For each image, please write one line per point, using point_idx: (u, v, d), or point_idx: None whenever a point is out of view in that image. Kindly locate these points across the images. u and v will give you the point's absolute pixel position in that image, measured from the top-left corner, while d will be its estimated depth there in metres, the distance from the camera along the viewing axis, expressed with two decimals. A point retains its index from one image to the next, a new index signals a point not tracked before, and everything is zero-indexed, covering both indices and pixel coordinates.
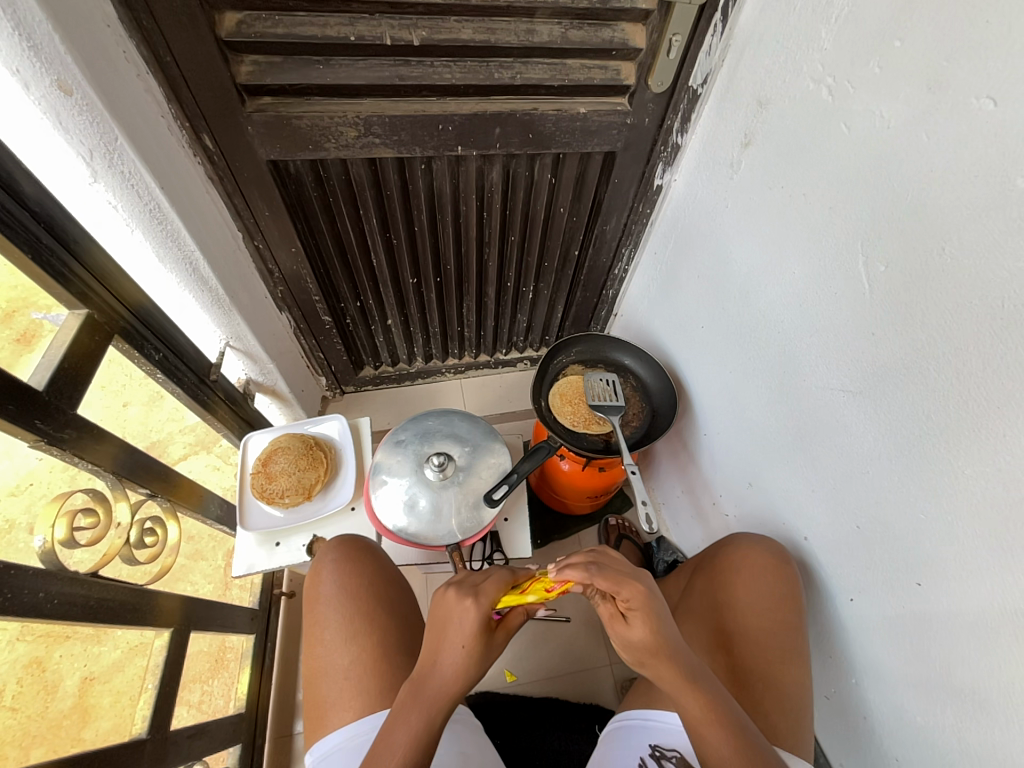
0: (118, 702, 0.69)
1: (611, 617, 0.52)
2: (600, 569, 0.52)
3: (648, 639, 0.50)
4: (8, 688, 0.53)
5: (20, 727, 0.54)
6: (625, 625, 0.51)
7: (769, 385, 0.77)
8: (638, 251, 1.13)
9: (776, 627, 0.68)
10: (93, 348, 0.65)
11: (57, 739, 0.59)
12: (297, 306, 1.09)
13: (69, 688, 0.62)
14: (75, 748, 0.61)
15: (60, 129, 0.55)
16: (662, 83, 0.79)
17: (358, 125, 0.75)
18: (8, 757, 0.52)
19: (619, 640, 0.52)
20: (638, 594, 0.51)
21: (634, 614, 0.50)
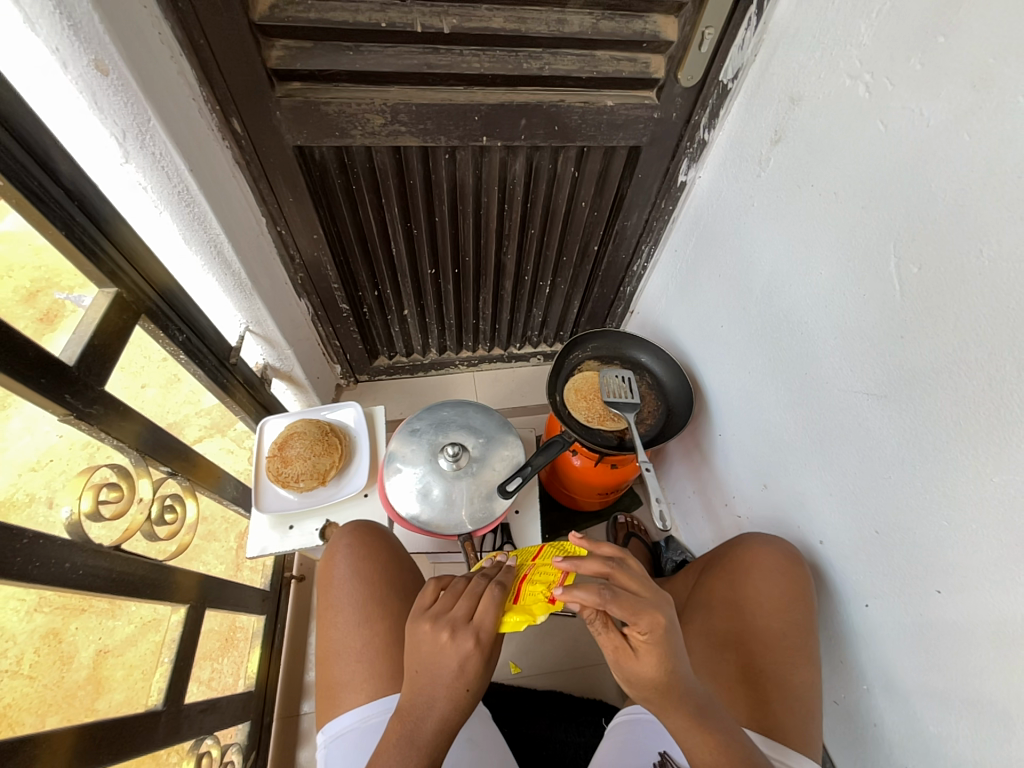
0: (132, 676, 0.69)
1: (616, 646, 0.47)
2: (616, 599, 0.46)
3: (658, 675, 0.46)
4: (25, 658, 0.53)
5: (37, 695, 0.54)
6: (632, 655, 0.47)
7: (789, 386, 0.77)
8: (658, 248, 1.12)
9: (787, 627, 0.67)
10: (122, 327, 0.66)
11: (72, 708, 0.59)
12: (315, 293, 1.10)
13: (83, 661, 0.61)
14: (88, 719, 0.61)
15: (94, 109, 0.56)
16: (692, 77, 0.78)
17: (385, 112, 0.75)
18: (24, 723, 0.52)
19: (622, 669, 0.48)
20: (655, 626, 0.46)
21: (646, 644, 0.46)
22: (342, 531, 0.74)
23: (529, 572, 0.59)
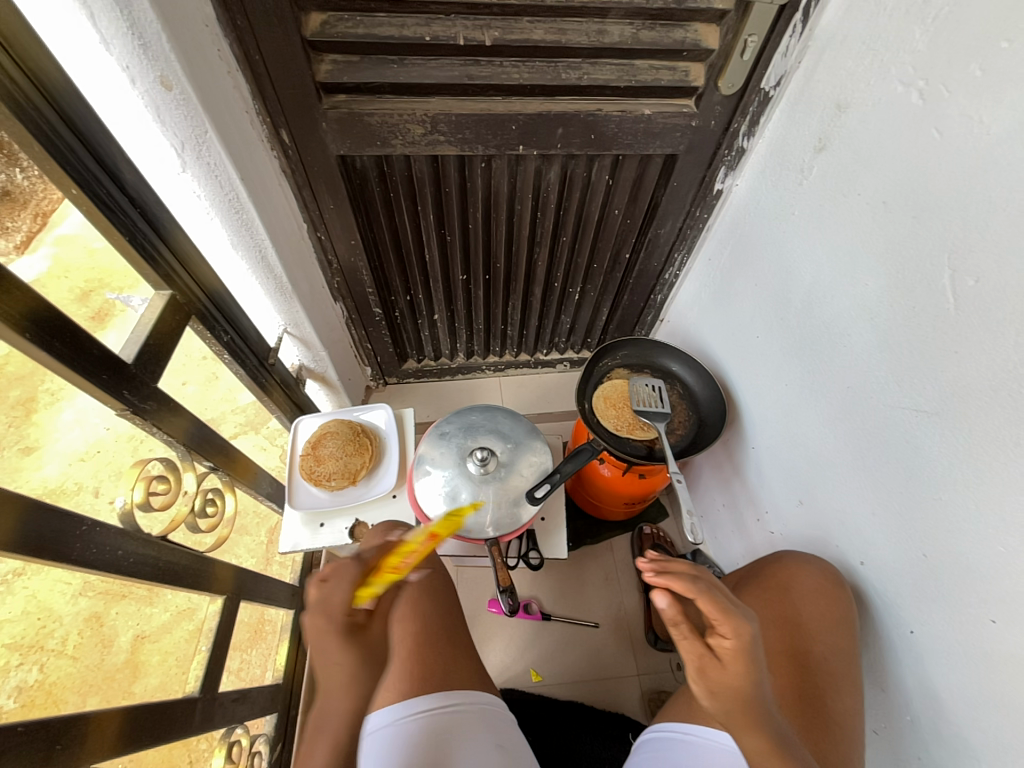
0: (167, 662, 0.77)
1: (698, 655, 0.44)
2: (707, 591, 0.44)
3: (742, 687, 0.43)
4: (70, 638, 0.63)
5: (79, 674, 0.63)
6: (717, 665, 0.43)
7: (830, 399, 0.74)
8: (691, 257, 1.10)
9: (828, 649, 0.65)
10: (175, 327, 0.70)
11: (111, 688, 0.67)
12: (351, 297, 1.13)
13: (122, 644, 0.71)
14: (126, 699, 0.68)
15: (157, 121, 0.59)
16: (732, 85, 0.77)
17: (425, 123, 0.77)
18: (69, 700, 0.59)
19: (704, 682, 0.44)
20: (744, 633, 0.43)
21: (733, 653, 0.43)
22: (392, 529, 0.76)
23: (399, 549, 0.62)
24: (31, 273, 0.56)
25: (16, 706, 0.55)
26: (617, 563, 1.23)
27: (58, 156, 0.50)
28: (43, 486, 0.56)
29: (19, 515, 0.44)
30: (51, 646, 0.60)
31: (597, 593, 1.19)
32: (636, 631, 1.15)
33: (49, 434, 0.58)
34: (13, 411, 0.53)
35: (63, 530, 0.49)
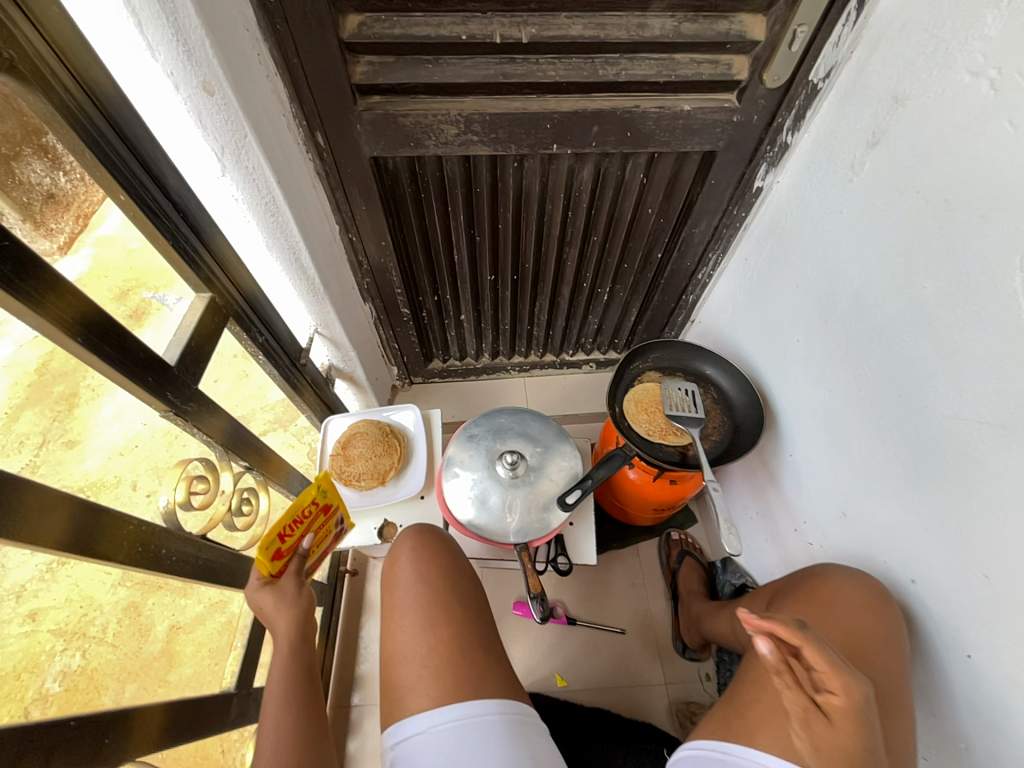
0: (200, 652, 0.80)
1: (803, 706, 0.48)
2: (819, 648, 0.47)
3: (849, 742, 0.46)
4: (110, 627, 0.65)
5: (118, 661, 0.66)
6: (823, 720, 0.47)
7: (879, 407, 0.71)
8: (726, 256, 1.07)
9: (879, 674, 0.59)
10: (214, 329, 0.71)
11: (147, 676, 0.71)
12: (379, 298, 1.13)
13: (158, 634, 0.74)
14: (160, 689, 0.71)
15: (200, 127, 0.60)
16: (778, 78, 0.74)
17: (459, 123, 0.76)
18: (107, 688, 0.62)
19: (810, 733, 0.48)
20: (852, 693, 0.46)
21: (841, 710, 0.47)
22: (447, 534, 0.79)
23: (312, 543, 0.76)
24: (73, 273, 0.57)
25: (62, 688, 0.57)
26: (644, 569, 1.21)
27: (107, 163, 0.52)
28: (84, 478, 0.58)
29: (71, 515, 0.45)
30: (94, 633, 0.63)
31: (624, 598, 1.18)
32: (663, 639, 1.13)
33: (91, 428, 0.60)
34: (56, 405, 0.55)
35: (111, 530, 0.50)
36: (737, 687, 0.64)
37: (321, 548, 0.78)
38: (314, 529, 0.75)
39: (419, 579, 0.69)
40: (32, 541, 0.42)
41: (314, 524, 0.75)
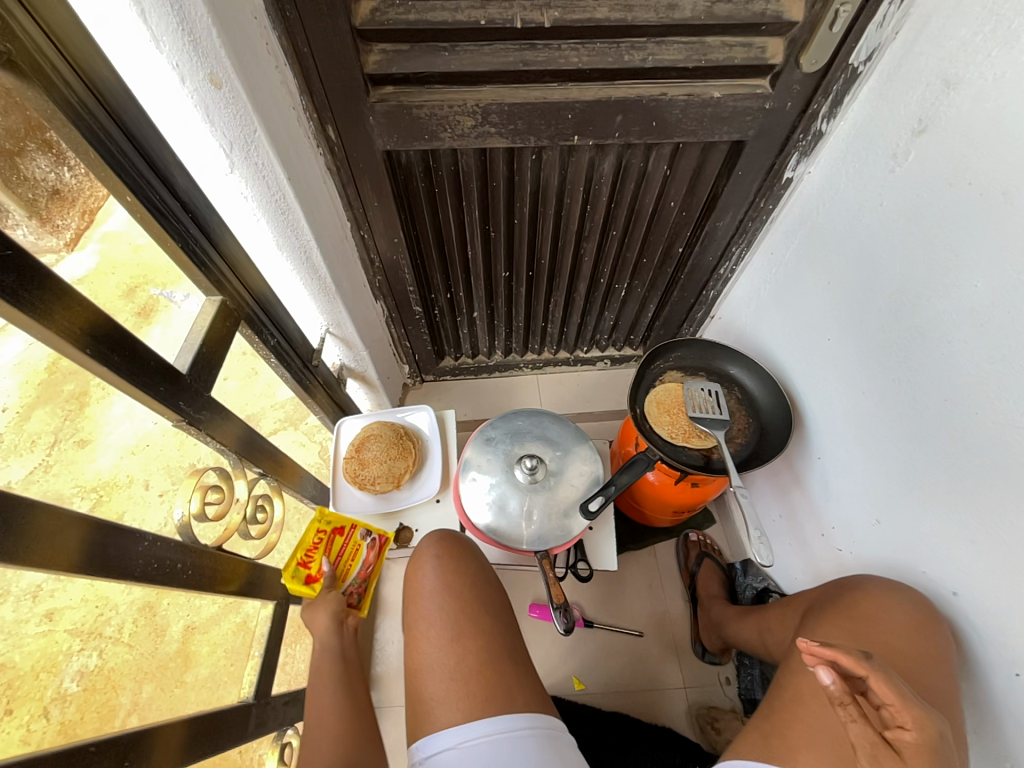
0: (216, 653, 0.87)
1: (871, 741, 0.47)
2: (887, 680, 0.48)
3: None
4: (126, 627, 0.75)
5: (134, 662, 0.77)
6: (892, 755, 0.47)
7: (921, 412, 0.67)
8: (750, 251, 1.03)
9: (927, 691, 0.55)
10: (226, 333, 0.69)
11: (163, 676, 0.81)
12: (391, 296, 1.10)
13: (173, 634, 0.84)
14: (177, 689, 0.81)
15: (207, 122, 0.56)
16: (816, 62, 0.70)
17: (476, 114, 0.73)
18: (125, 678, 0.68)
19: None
20: (923, 727, 0.47)
21: (913, 746, 0.47)
22: (467, 541, 0.77)
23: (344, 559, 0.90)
24: (79, 270, 0.61)
25: (80, 690, 0.69)
26: (662, 570, 1.19)
27: (112, 161, 0.49)
28: (97, 477, 0.65)
29: (84, 535, 0.44)
30: (109, 633, 0.73)
31: (641, 600, 1.16)
32: (682, 642, 1.11)
33: (102, 428, 0.65)
34: (67, 404, 0.60)
35: (126, 548, 0.48)
36: (771, 703, 0.61)
37: (357, 560, 0.92)
38: (333, 555, 0.89)
39: (445, 590, 0.67)
40: (46, 563, 0.40)
41: (335, 550, 0.89)
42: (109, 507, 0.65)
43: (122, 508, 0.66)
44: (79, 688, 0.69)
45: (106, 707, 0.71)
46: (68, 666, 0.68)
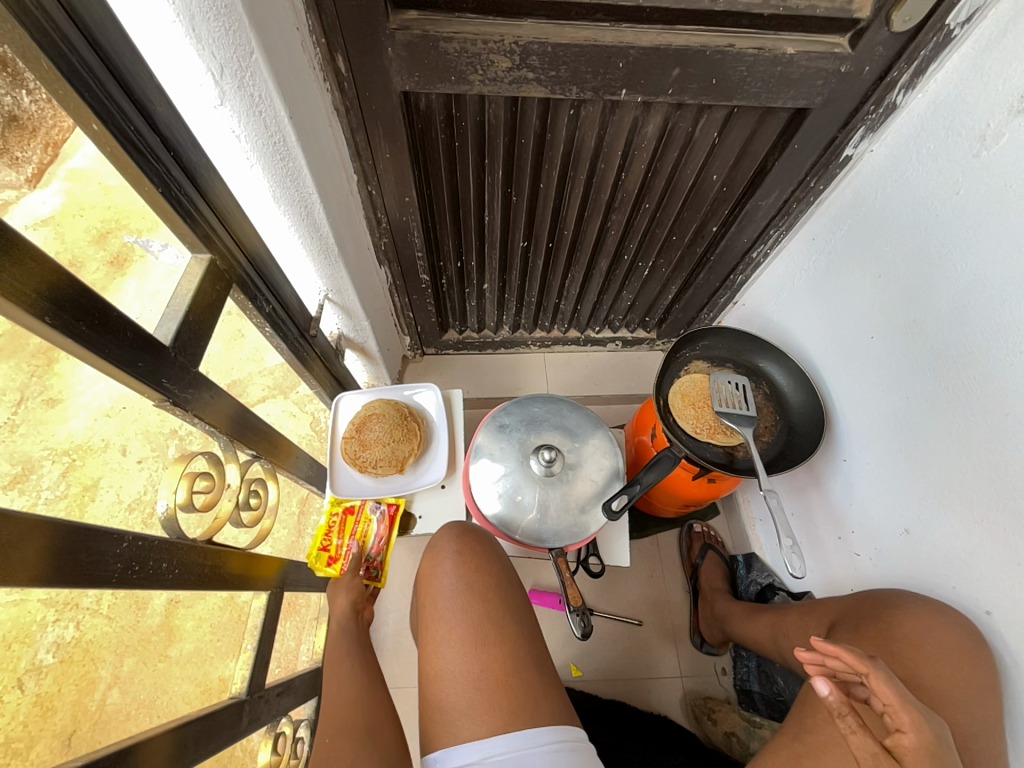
0: (202, 628, 0.78)
1: (873, 751, 0.45)
2: (886, 675, 0.45)
3: None
4: (103, 599, 0.61)
5: (116, 634, 0.63)
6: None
7: (975, 425, 0.63)
8: (789, 235, 0.96)
9: (948, 705, 0.55)
10: (215, 299, 0.60)
11: (146, 650, 0.68)
12: (397, 261, 1.01)
13: (157, 608, 0.70)
14: (161, 663, 0.70)
15: (191, 37, 0.45)
16: (909, 21, 0.60)
17: (513, 54, 0.62)
18: (105, 659, 0.61)
19: None
20: (921, 730, 0.44)
21: (914, 753, 0.44)
22: (478, 532, 0.72)
23: (356, 534, 0.95)
24: (42, 209, 0.50)
25: (55, 661, 0.55)
26: (663, 560, 1.17)
27: (74, 77, 0.39)
28: (69, 440, 0.56)
29: (48, 543, 0.37)
30: (87, 603, 0.59)
31: (642, 591, 1.14)
32: (681, 632, 1.11)
33: (73, 387, 0.55)
34: (33, 360, 0.50)
35: (100, 552, 0.42)
36: (797, 721, 0.59)
37: (370, 534, 0.95)
38: (348, 534, 0.95)
39: (466, 590, 0.62)
40: (2, 578, 0.33)
41: (348, 530, 0.95)
42: (82, 474, 0.56)
43: (97, 475, 0.59)
44: (57, 660, 0.55)
45: (84, 681, 0.58)
46: (44, 635, 0.54)
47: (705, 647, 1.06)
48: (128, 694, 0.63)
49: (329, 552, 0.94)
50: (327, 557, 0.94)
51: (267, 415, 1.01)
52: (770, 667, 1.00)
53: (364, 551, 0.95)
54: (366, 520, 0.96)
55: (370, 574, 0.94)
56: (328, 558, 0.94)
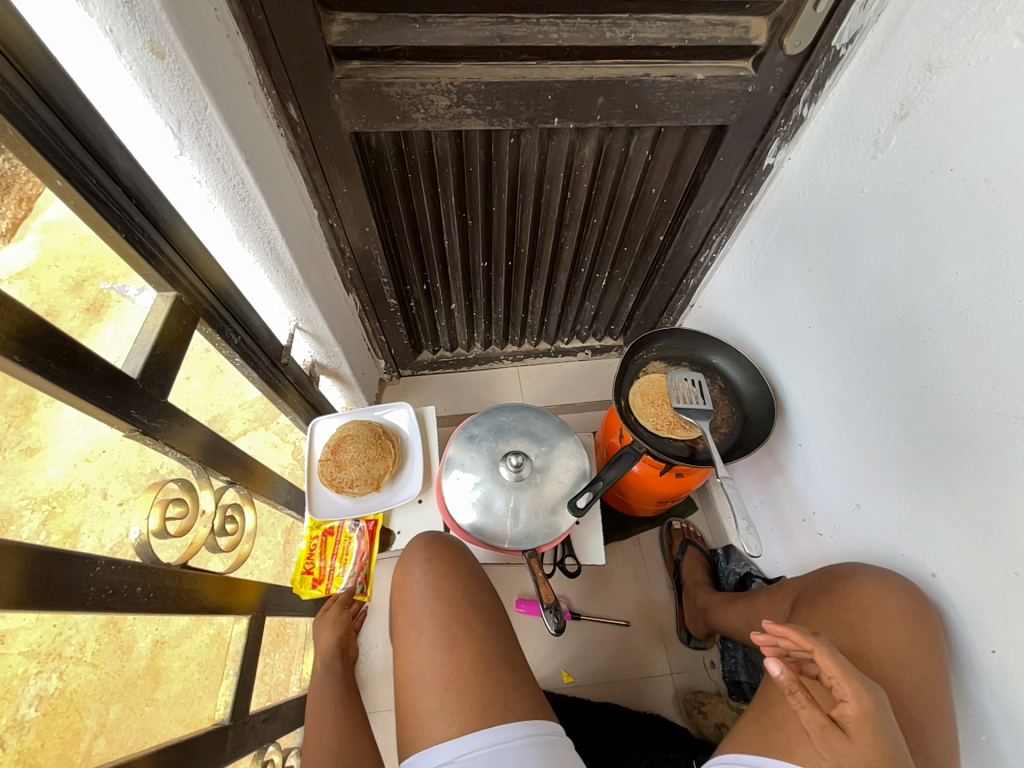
0: (189, 668, 0.75)
1: (821, 723, 0.48)
2: (829, 650, 0.50)
3: (876, 760, 0.46)
4: (87, 646, 0.59)
5: (99, 682, 0.61)
6: (842, 737, 0.47)
7: (902, 399, 0.68)
8: (731, 239, 1.02)
9: (897, 663, 0.59)
10: (182, 333, 0.63)
11: (132, 696, 0.66)
12: (364, 288, 1.05)
13: (141, 650, 0.68)
14: (147, 707, 0.67)
15: (150, 96, 0.50)
16: (799, 45, 0.68)
17: (451, 93, 0.68)
18: (90, 709, 0.59)
19: (831, 751, 0.47)
20: (862, 699, 0.48)
21: (856, 722, 0.48)
22: (450, 538, 0.74)
23: (337, 553, 0.98)
24: (18, 262, 0.50)
25: (39, 714, 0.53)
26: (646, 559, 1.20)
27: (36, 140, 0.43)
28: (47, 488, 0.53)
29: (23, 568, 0.39)
30: (70, 653, 0.56)
31: (628, 591, 1.16)
32: (668, 629, 1.13)
33: (51, 434, 0.52)
34: (10, 410, 0.48)
35: (74, 576, 0.44)
36: (765, 696, 0.62)
37: (351, 551, 0.98)
38: (329, 555, 0.97)
39: (436, 597, 0.64)
40: None
41: (329, 551, 0.97)
42: (63, 521, 0.53)
43: (78, 521, 0.56)
44: (39, 713, 0.53)
45: (69, 732, 0.56)
46: (26, 689, 0.52)
47: (692, 641, 1.08)
48: (115, 742, 0.60)
49: (312, 575, 0.95)
50: (311, 581, 0.95)
51: (249, 448, 1.00)
52: (756, 655, 1.02)
53: (348, 570, 0.97)
54: (347, 538, 0.98)
55: (358, 591, 0.98)
56: (312, 580, 0.95)
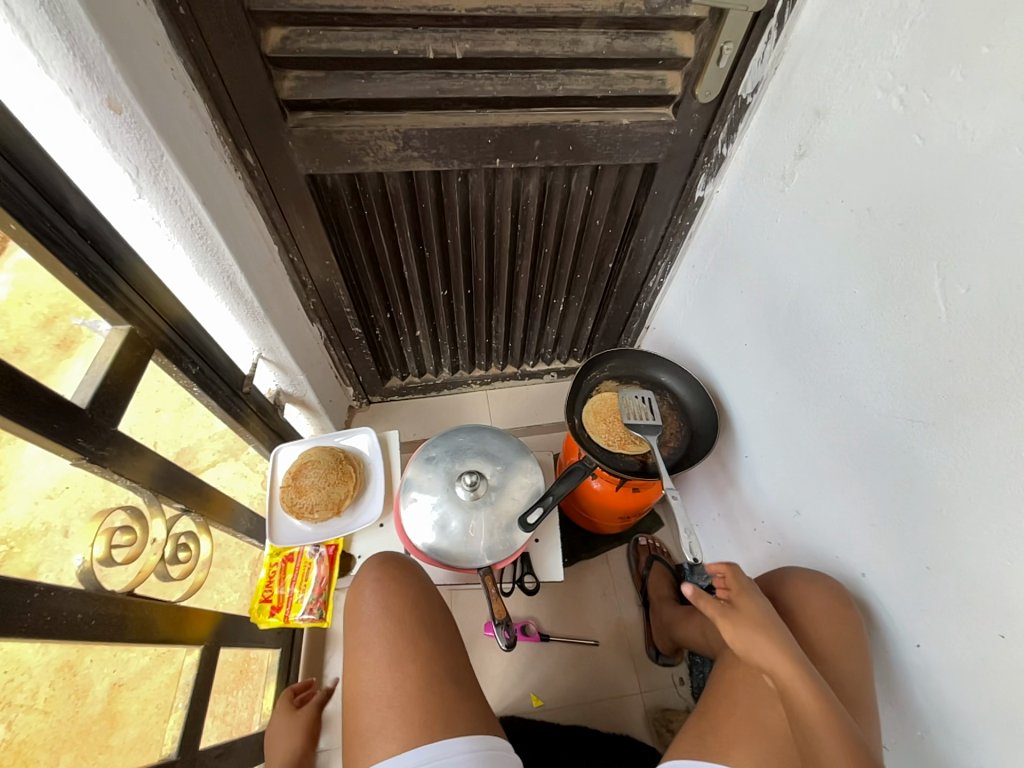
0: (146, 710, 0.70)
1: (718, 605, 0.64)
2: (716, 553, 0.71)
3: (757, 612, 0.62)
4: (40, 692, 0.53)
5: (51, 730, 0.54)
6: (732, 607, 0.64)
7: (824, 408, 0.73)
8: (675, 264, 1.09)
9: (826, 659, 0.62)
10: (136, 363, 0.66)
11: (85, 743, 0.59)
12: (328, 317, 1.09)
13: (98, 693, 0.62)
14: (101, 755, 0.61)
15: (109, 147, 0.54)
16: (710, 93, 0.76)
17: (397, 139, 0.74)
18: (37, 760, 0.52)
19: (728, 619, 0.62)
20: (738, 577, 0.67)
21: (738, 594, 0.65)
22: (404, 557, 0.75)
23: (296, 579, 0.97)
24: None
25: None
26: (614, 576, 1.21)
27: None
28: (6, 527, 0.50)
29: None
30: (20, 701, 0.51)
31: (597, 610, 1.17)
32: (636, 646, 1.13)
33: (15, 472, 0.51)
34: None
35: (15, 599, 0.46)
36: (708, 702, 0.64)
37: (309, 577, 0.97)
38: (288, 582, 0.97)
39: (385, 615, 0.65)
40: None
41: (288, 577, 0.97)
42: (21, 561, 0.51)
43: (36, 561, 0.53)
44: None
45: None
46: None
47: (660, 658, 1.08)
48: None
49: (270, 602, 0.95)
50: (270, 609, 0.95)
51: (217, 480, 0.95)
52: None
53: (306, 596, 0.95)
54: (304, 563, 0.98)
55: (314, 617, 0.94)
56: (272, 608, 0.95)
